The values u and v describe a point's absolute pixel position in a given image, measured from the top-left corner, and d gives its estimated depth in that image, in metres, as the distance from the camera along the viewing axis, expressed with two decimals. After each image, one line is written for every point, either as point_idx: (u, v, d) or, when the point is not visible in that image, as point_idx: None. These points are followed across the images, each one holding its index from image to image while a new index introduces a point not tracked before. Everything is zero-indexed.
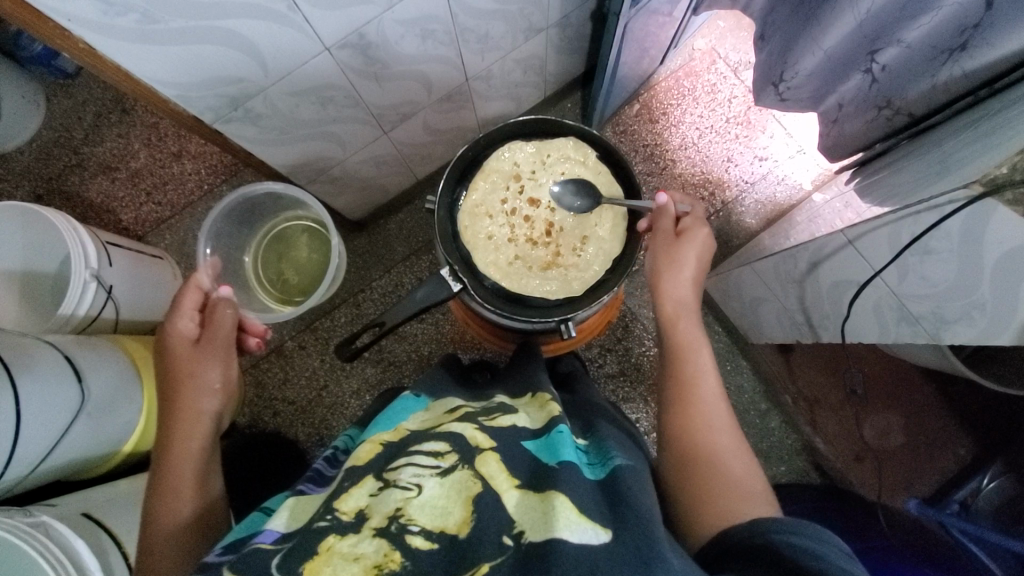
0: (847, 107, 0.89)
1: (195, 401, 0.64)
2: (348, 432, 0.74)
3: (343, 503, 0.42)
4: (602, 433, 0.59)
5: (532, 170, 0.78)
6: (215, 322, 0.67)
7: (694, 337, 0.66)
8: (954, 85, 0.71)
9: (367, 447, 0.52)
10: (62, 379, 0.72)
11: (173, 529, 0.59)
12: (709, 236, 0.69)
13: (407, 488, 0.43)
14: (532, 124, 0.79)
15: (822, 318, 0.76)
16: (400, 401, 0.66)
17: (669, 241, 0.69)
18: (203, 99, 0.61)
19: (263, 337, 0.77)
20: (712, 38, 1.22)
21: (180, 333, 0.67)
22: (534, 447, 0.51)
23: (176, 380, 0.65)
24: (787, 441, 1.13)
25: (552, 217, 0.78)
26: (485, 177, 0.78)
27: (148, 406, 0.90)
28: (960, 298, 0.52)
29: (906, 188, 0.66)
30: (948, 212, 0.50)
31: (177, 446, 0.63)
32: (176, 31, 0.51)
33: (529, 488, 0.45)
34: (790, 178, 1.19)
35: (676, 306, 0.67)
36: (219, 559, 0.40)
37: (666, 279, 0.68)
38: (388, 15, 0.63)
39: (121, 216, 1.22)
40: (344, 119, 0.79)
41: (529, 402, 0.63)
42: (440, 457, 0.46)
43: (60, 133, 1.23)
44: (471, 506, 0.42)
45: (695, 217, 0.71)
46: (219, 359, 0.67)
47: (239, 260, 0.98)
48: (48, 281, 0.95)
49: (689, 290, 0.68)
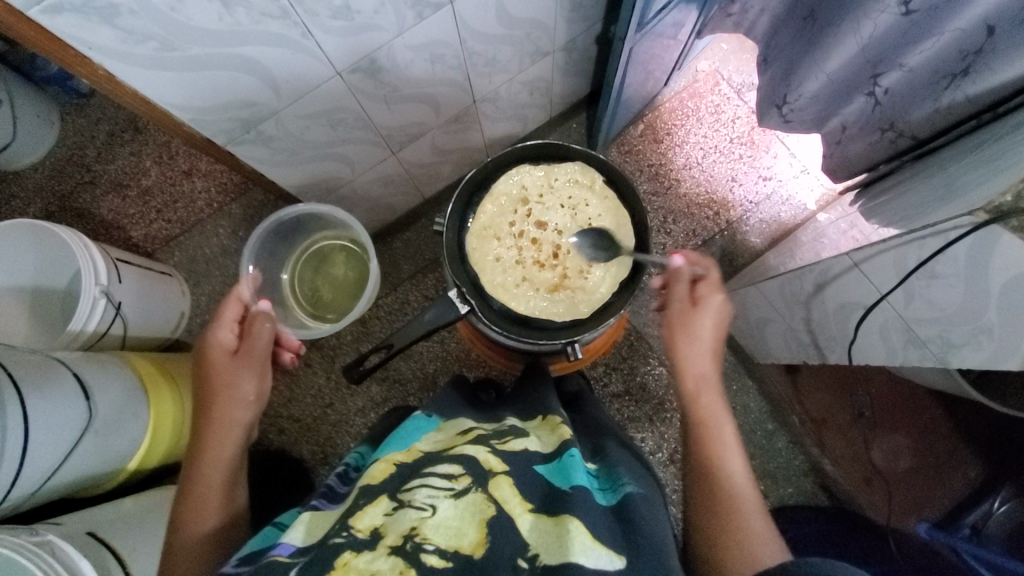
0: (850, 128, 0.90)
1: (229, 411, 0.64)
2: (358, 449, 0.74)
3: (358, 521, 0.42)
4: (612, 457, 0.59)
5: (540, 193, 0.79)
6: (254, 333, 0.68)
7: (718, 411, 0.63)
8: (956, 109, 0.72)
9: (380, 466, 0.52)
10: (69, 397, 0.73)
11: (195, 539, 0.59)
12: (725, 302, 0.67)
13: (422, 508, 0.42)
14: (542, 148, 0.79)
15: (828, 339, 0.76)
16: (412, 421, 0.66)
17: (682, 310, 0.67)
18: (217, 122, 0.62)
19: (297, 351, 0.77)
20: (715, 60, 1.24)
21: (220, 343, 0.67)
22: (545, 470, 0.52)
23: (213, 389, 0.65)
24: (795, 462, 1.08)
25: (560, 239, 0.79)
26: (493, 200, 0.78)
27: (153, 422, 0.90)
28: (966, 322, 0.52)
29: (913, 211, 0.67)
30: (953, 238, 0.50)
31: (208, 455, 0.63)
32: (193, 58, 0.52)
33: (543, 512, 0.46)
34: (795, 198, 1.20)
35: (698, 381, 0.65)
36: (236, 571, 0.42)
37: (687, 351, 0.65)
38: (399, 40, 0.65)
39: (131, 232, 1.23)
40: (353, 140, 0.81)
41: (540, 426, 0.63)
42: (454, 479, 0.46)
43: (73, 151, 1.25)
44: (485, 527, 0.42)
45: (711, 282, 0.68)
46: (254, 372, 0.67)
47: (276, 274, 0.96)
48: (59, 298, 0.96)
49: (708, 362, 0.66)
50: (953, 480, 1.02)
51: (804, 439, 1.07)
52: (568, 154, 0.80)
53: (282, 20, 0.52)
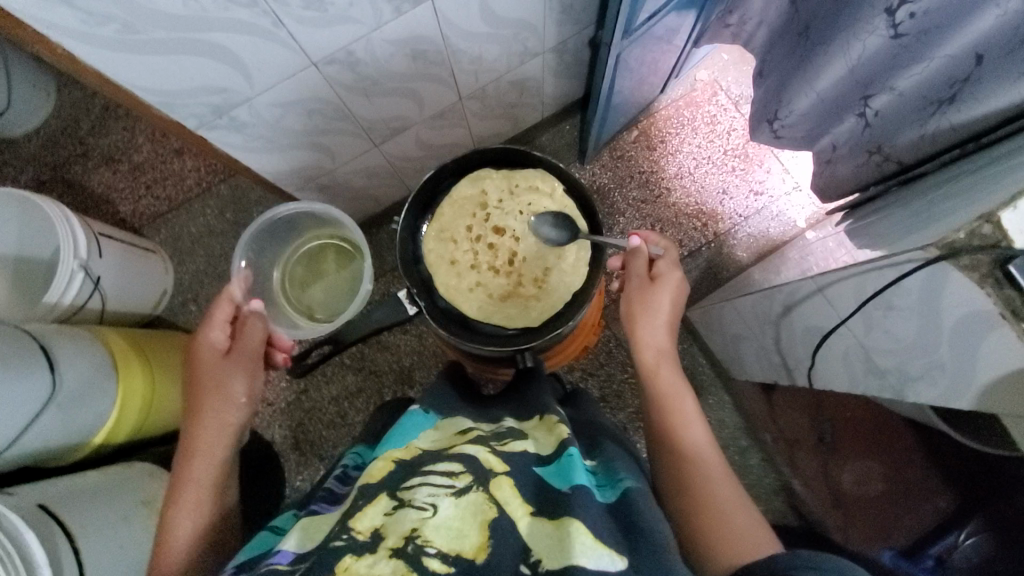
0: (841, 148, 0.89)
1: (220, 413, 0.64)
2: (354, 451, 0.73)
3: (358, 522, 0.42)
4: (609, 453, 0.59)
5: (500, 198, 0.78)
6: (245, 334, 0.69)
7: (679, 385, 0.63)
8: (942, 137, 0.71)
9: (379, 464, 0.52)
10: (32, 368, 0.73)
11: (180, 544, 0.58)
12: (681, 279, 0.68)
13: (423, 508, 0.42)
14: (510, 153, 0.78)
15: (796, 361, 0.75)
16: (408, 417, 0.65)
17: (641, 285, 0.68)
18: (187, 106, 0.62)
19: (289, 352, 0.77)
20: (715, 70, 1.23)
21: (212, 344, 0.68)
22: (544, 472, 0.51)
23: (203, 391, 0.65)
24: (766, 480, 1.10)
25: (517, 245, 0.78)
26: (453, 204, 0.78)
27: (121, 399, 0.89)
28: (921, 357, 0.51)
29: (888, 237, 0.66)
30: (908, 270, 0.48)
31: (198, 458, 0.62)
32: (158, 41, 0.52)
33: (543, 514, 0.45)
34: (785, 214, 1.19)
35: (657, 355, 0.66)
36: None
37: (642, 327, 0.66)
38: (377, 34, 0.65)
39: (119, 207, 1.24)
40: (333, 131, 0.80)
41: (537, 426, 0.61)
42: (455, 477, 0.46)
43: (67, 123, 1.25)
44: (487, 531, 0.42)
45: (667, 261, 0.70)
46: (245, 372, 0.67)
47: (268, 274, 0.94)
48: (43, 269, 0.97)
49: (666, 337, 0.67)
50: (923, 509, 1.00)
51: (776, 458, 1.10)
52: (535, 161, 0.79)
53: (251, 9, 0.52)
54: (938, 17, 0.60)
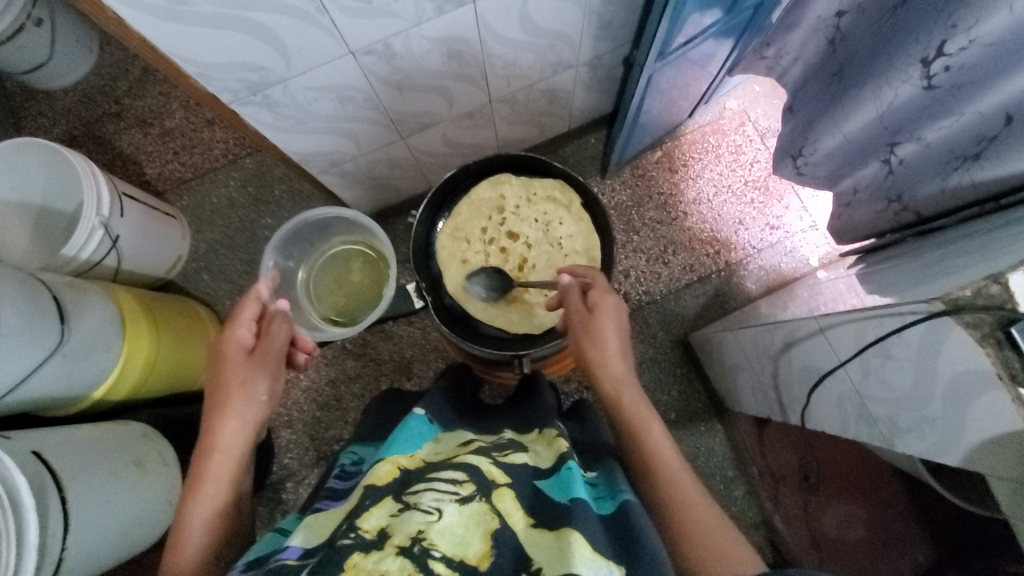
0: (861, 192, 0.89)
1: (242, 411, 0.63)
2: (354, 450, 0.74)
3: (364, 521, 0.42)
4: (606, 467, 0.58)
5: (517, 205, 0.80)
6: (271, 333, 0.69)
7: (644, 414, 0.61)
8: (962, 193, 0.71)
9: (386, 467, 0.52)
10: (44, 317, 0.74)
11: (193, 546, 0.55)
12: (618, 303, 0.68)
13: (428, 511, 0.43)
14: (526, 161, 0.79)
15: (791, 400, 0.75)
16: (412, 422, 0.64)
17: (581, 317, 0.67)
18: (223, 81, 0.63)
19: (310, 353, 0.79)
20: (745, 100, 1.23)
21: (237, 340, 0.68)
22: (544, 485, 0.51)
23: (225, 388, 0.64)
24: (748, 513, 1.12)
25: (527, 253, 0.80)
26: (470, 205, 0.80)
27: (124, 357, 0.91)
28: (913, 409, 0.51)
29: (896, 287, 0.66)
30: (909, 321, 0.49)
31: (217, 456, 0.60)
32: (204, 15, 0.53)
33: (543, 525, 0.46)
34: (798, 251, 1.19)
35: (616, 386, 0.63)
36: None
37: (596, 360, 0.64)
38: (416, 30, 0.66)
39: (145, 169, 1.26)
40: (362, 120, 0.82)
41: (536, 439, 0.63)
42: (458, 485, 0.47)
43: (105, 81, 1.28)
44: (489, 539, 0.43)
45: (599, 288, 0.69)
46: (269, 372, 0.67)
47: (292, 273, 0.95)
48: (65, 221, 0.99)
49: (621, 365, 0.64)
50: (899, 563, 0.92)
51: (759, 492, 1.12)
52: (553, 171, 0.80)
53: None
54: (973, 72, 0.61)
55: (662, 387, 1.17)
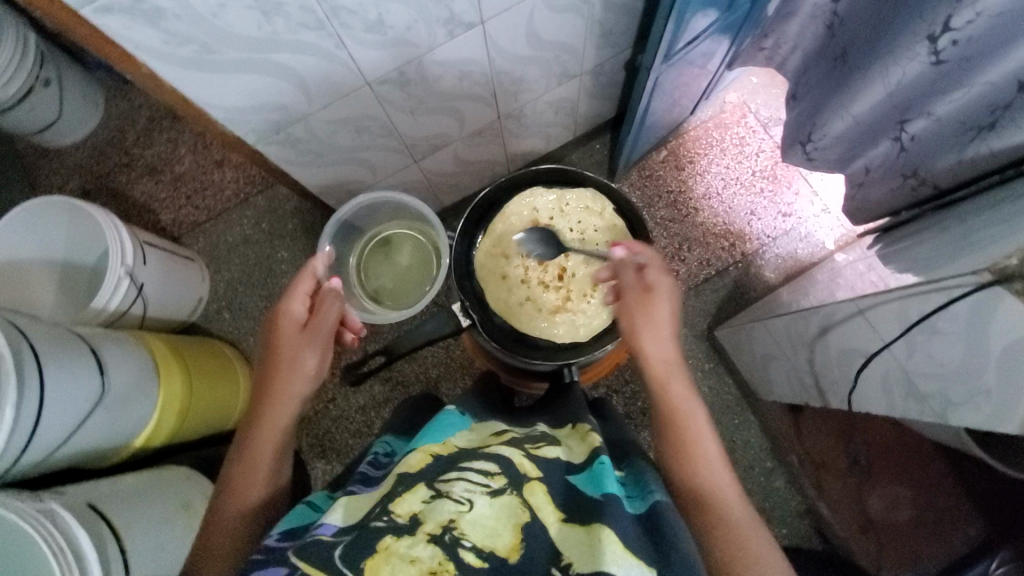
0: (874, 171, 0.90)
1: (289, 383, 0.65)
2: (385, 440, 0.75)
3: (398, 505, 0.44)
4: (638, 466, 0.58)
5: (550, 216, 0.80)
6: (322, 311, 0.68)
7: (686, 400, 0.62)
8: (980, 162, 0.71)
9: (417, 455, 0.53)
10: (85, 370, 0.75)
11: (236, 504, 0.59)
12: (673, 284, 0.68)
13: (460, 502, 0.44)
14: (555, 172, 0.80)
15: (831, 384, 0.75)
16: (444, 415, 0.65)
17: (638, 296, 0.67)
18: (248, 123, 0.65)
19: (359, 333, 0.76)
20: (744, 93, 1.24)
21: (291, 315, 0.69)
22: (576, 480, 0.52)
23: (278, 359, 0.66)
24: (789, 502, 1.11)
25: (566, 262, 0.79)
26: (503, 219, 0.80)
27: (161, 404, 0.91)
28: (965, 382, 0.51)
29: (926, 262, 0.66)
30: (956, 296, 0.50)
31: (265, 422, 0.63)
32: (230, 62, 0.55)
33: (574, 519, 0.46)
34: (813, 236, 1.19)
35: (665, 366, 0.64)
36: (281, 545, 0.45)
37: (649, 340, 0.65)
38: (429, 56, 0.67)
39: (159, 216, 1.28)
40: (377, 147, 0.83)
41: (569, 434, 0.62)
42: (490, 478, 0.47)
43: (114, 134, 1.30)
44: (519, 533, 0.43)
45: (658, 267, 0.69)
46: (318, 349, 0.67)
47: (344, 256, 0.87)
48: (89, 273, 1.01)
49: (670, 349, 0.65)
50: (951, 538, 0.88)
51: (801, 478, 1.10)
52: (582, 179, 0.81)
53: (318, 31, 0.55)
54: (981, 45, 0.61)
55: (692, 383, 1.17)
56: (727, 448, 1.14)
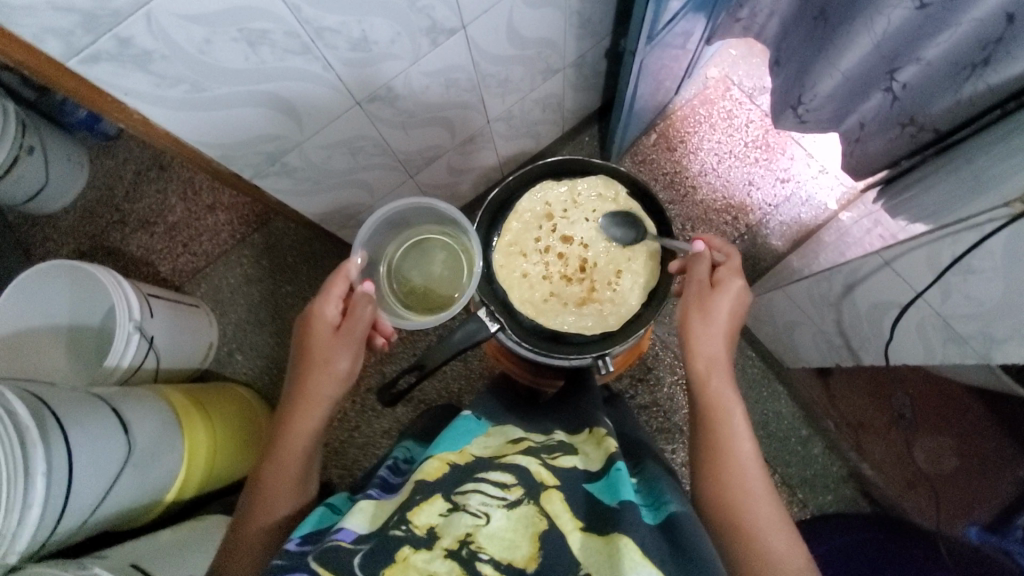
0: (868, 125, 0.89)
1: (320, 386, 0.65)
2: (407, 445, 0.75)
3: (416, 516, 0.43)
4: (649, 472, 0.57)
5: (564, 209, 0.79)
6: (355, 314, 0.65)
7: (729, 400, 0.60)
8: (979, 100, 0.71)
9: (434, 463, 0.52)
10: (108, 430, 0.74)
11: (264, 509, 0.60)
12: (744, 287, 0.64)
13: (476, 515, 0.43)
14: (564, 165, 0.80)
15: (862, 341, 0.75)
16: (461, 420, 0.65)
17: (701, 290, 0.64)
18: (244, 157, 0.65)
19: (390, 338, 0.72)
20: (725, 66, 1.24)
21: (325, 317, 0.66)
22: (592, 487, 0.51)
23: (311, 361, 0.66)
24: (832, 469, 1.11)
25: (585, 253, 0.79)
26: (517, 218, 0.79)
27: (187, 455, 0.90)
28: (1009, 317, 0.50)
29: (941, 206, 0.66)
30: (988, 232, 0.49)
31: (296, 425, 0.64)
32: (220, 97, 0.55)
33: (592, 529, 0.45)
34: (815, 198, 1.19)
35: (709, 364, 0.62)
36: (301, 549, 0.44)
37: (697, 336, 0.62)
38: (414, 68, 0.67)
39: (159, 267, 1.27)
40: (371, 167, 0.83)
41: (586, 439, 0.62)
42: (507, 490, 0.47)
43: (102, 192, 1.29)
44: (538, 542, 0.43)
45: (729, 267, 0.65)
46: (351, 352, 0.66)
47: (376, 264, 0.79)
48: (94, 332, 0.99)
49: (721, 347, 0.63)
50: None
51: (841, 445, 1.10)
52: (590, 169, 0.81)
53: (304, 55, 0.55)
54: None
55: None
56: (760, 421, 1.13)
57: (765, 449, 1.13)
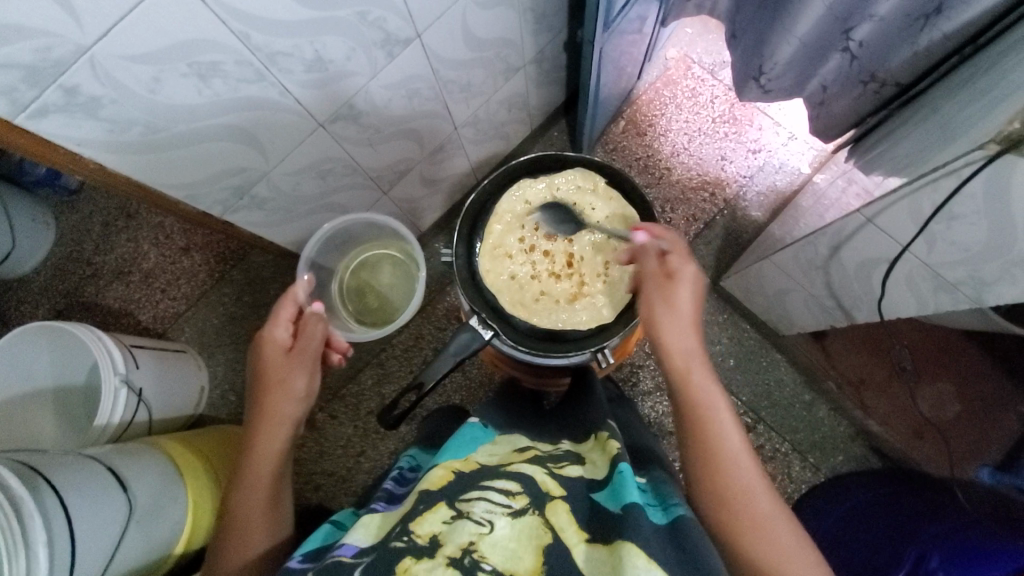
0: (831, 87, 0.90)
1: (279, 408, 0.64)
2: (411, 453, 0.74)
3: (419, 525, 0.42)
4: (656, 476, 0.57)
5: (545, 206, 0.79)
6: (307, 332, 0.67)
7: (711, 392, 0.59)
8: (936, 48, 0.72)
9: (439, 471, 0.51)
10: (106, 491, 0.72)
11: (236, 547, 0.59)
12: (698, 272, 0.65)
13: (481, 523, 0.42)
14: (540, 160, 0.80)
15: (854, 299, 0.76)
16: (466, 428, 0.64)
17: (659, 283, 0.64)
18: (212, 193, 0.63)
19: (347, 353, 0.74)
20: (682, 45, 1.25)
21: (277, 342, 0.68)
22: (598, 496, 0.50)
23: (266, 385, 0.65)
24: (839, 429, 1.12)
25: (571, 247, 0.78)
26: (499, 219, 0.78)
27: (192, 505, 0.87)
28: (998, 257, 0.51)
29: (913, 157, 0.66)
30: (968, 176, 0.49)
31: (258, 451, 0.63)
32: (180, 135, 0.54)
33: (598, 540, 0.44)
34: (788, 164, 1.19)
35: (686, 359, 0.60)
36: (302, 566, 0.44)
37: (670, 332, 0.61)
38: (374, 83, 0.65)
39: (139, 316, 1.24)
40: (343, 188, 0.82)
41: (591, 447, 0.60)
42: (512, 496, 0.46)
43: (71, 248, 1.26)
44: (542, 555, 0.42)
45: (680, 255, 0.66)
46: (306, 370, 0.66)
47: (326, 283, 0.90)
48: (81, 390, 0.95)
49: (692, 338, 0.62)
50: None
51: (845, 404, 1.11)
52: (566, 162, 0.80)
53: (259, 83, 0.54)
54: None
55: (712, 338, 1.16)
56: (763, 391, 1.13)
57: (772, 418, 1.13)
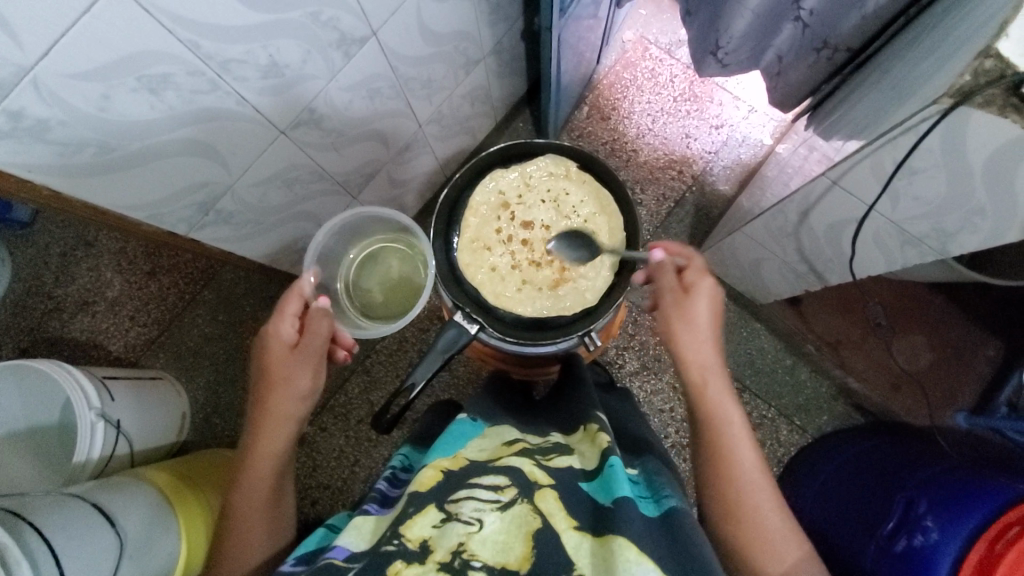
0: (787, 57, 0.91)
1: (283, 406, 0.63)
2: (402, 451, 0.74)
3: (408, 529, 0.42)
4: (648, 465, 0.58)
5: (518, 194, 0.78)
6: (311, 330, 0.63)
7: (729, 408, 0.59)
8: (883, 10, 0.74)
9: (428, 472, 0.51)
10: (94, 529, 0.70)
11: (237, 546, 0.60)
12: (716, 284, 0.64)
13: (469, 522, 0.42)
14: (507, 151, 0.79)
15: (826, 263, 0.78)
16: (455, 426, 0.63)
17: (676, 299, 0.63)
18: (174, 212, 0.62)
19: (352, 348, 0.72)
20: (638, 27, 1.26)
21: (280, 336, 0.64)
22: (587, 488, 0.50)
23: (270, 380, 0.63)
24: (821, 390, 1.13)
25: (547, 234, 0.78)
26: (474, 212, 0.78)
27: (184, 531, 0.85)
28: (958, 208, 0.54)
29: (869, 118, 0.68)
30: (925, 130, 0.50)
31: (261, 448, 0.62)
32: (135, 153, 0.52)
33: (589, 530, 0.44)
34: (750, 137, 1.21)
35: (701, 371, 0.61)
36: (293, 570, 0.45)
37: (686, 343, 0.61)
38: (333, 84, 0.64)
39: (109, 347, 1.19)
40: (312, 195, 0.81)
41: (581, 438, 0.60)
42: (500, 491, 0.46)
43: (30, 283, 1.21)
44: (531, 542, 0.42)
45: (696, 269, 0.65)
46: (310, 369, 0.63)
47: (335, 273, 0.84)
48: (55, 430, 0.90)
49: (711, 353, 0.62)
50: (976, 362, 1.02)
51: (825, 365, 1.12)
52: (536, 149, 0.79)
53: (215, 93, 0.52)
54: None
55: None
56: (745, 361, 1.15)
57: (756, 385, 1.14)
